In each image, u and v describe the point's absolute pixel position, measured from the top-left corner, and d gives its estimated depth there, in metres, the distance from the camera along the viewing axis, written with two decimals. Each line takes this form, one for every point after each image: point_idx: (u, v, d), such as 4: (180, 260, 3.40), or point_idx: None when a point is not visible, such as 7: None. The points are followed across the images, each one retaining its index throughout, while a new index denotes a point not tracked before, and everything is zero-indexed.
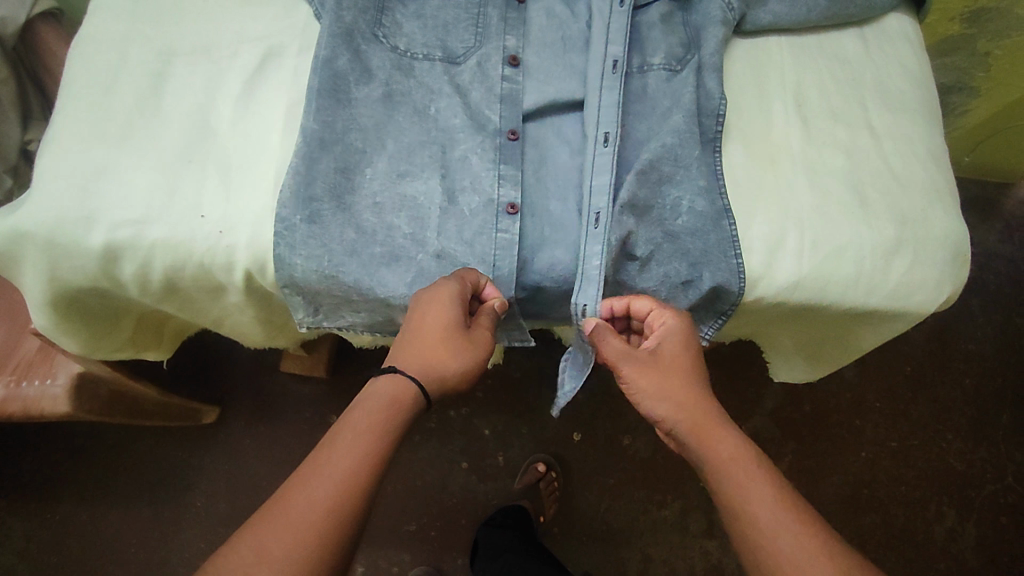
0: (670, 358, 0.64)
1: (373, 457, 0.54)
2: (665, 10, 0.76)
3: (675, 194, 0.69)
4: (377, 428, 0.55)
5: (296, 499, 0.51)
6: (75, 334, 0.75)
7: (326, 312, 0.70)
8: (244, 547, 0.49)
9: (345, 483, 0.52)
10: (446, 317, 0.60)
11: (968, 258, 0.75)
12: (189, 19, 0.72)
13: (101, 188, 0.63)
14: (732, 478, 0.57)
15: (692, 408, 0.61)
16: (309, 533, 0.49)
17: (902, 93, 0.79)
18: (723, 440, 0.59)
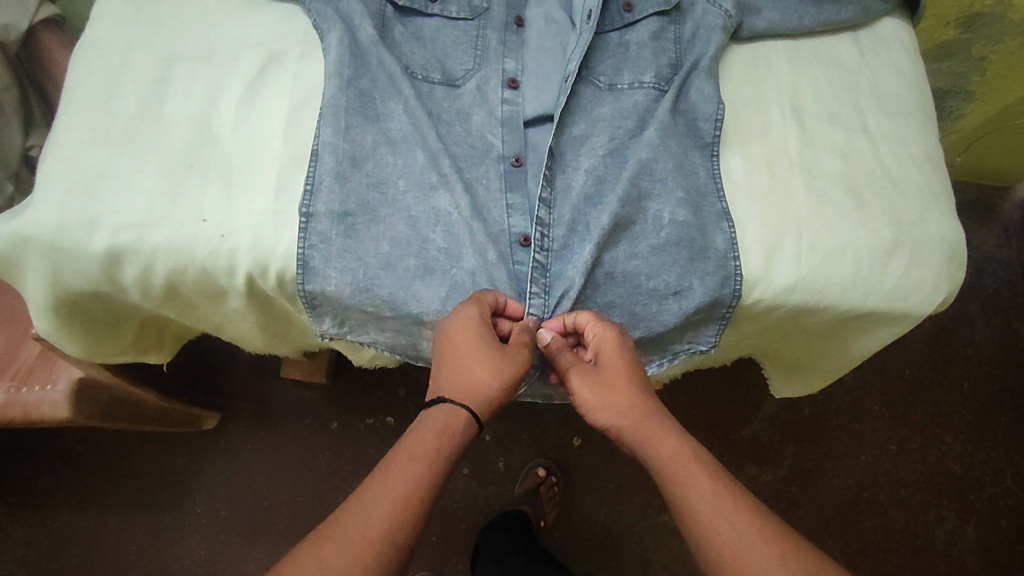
0: (605, 367, 0.63)
1: (428, 482, 0.55)
2: (656, 27, 0.75)
3: (655, 208, 0.69)
4: (433, 456, 0.56)
5: (355, 518, 0.52)
6: (78, 338, 0.75)
7: (352, 324, 0.69)
8: (303, 560, 0.50)
9: (401, 508, 0.53)
10: (475, 341, 0.61)
11: (963, 259, 0.75)
12: (189, 25, 0.72)
13: (102, 193, 0.64)
14: (672, 476, 0.57)
15: (633, 412, 0.61)
16: (367, 555, 0.50)
17: (897, 96, 0.80)
18: (662, 441, 0.59)
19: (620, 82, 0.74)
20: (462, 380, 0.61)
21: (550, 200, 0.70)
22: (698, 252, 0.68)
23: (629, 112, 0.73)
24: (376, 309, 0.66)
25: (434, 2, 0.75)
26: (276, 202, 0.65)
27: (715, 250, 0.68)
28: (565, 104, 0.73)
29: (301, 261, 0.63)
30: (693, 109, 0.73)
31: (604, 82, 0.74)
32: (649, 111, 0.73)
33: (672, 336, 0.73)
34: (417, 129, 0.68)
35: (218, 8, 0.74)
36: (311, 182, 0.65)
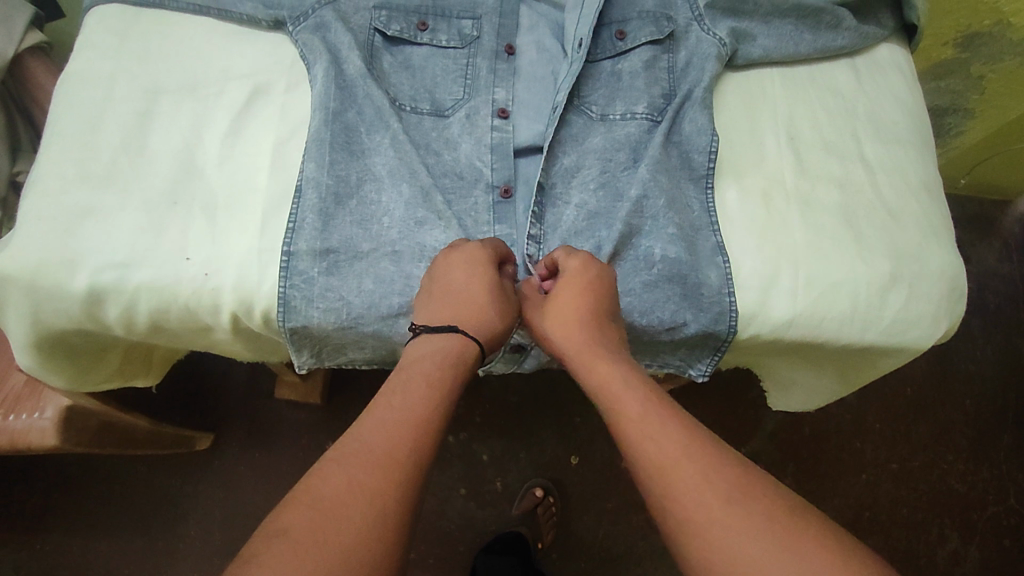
0: (561, 292, 0.61)
1: (442, 401, 0.53)
2: (650, 56, 0.74)
3: (647, 243, 0.68)
4: (443, 378, 0.54)
5: (378, 434, 0.49)
6: (62, 373, 0.73)
7: (330, 353, 0.69)
8: (332, 475, 0.46)
9: (421, 424, 0.50)
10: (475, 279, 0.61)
11: (964, 291, 0.74)
12: (175, 56, 0.71)
13: (84, 231, 0.62)
14: (608, 398, 0.54)
15: (575, 336, 0.58)
16: (396, 460, 0.47)
17: (896, 123, 0.78)
18: (600, 363, 0.56)
19: (612, 112, 0.73)
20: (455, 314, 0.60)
21: (540, 236, 0.70)
22: (690, 289, 0.67)
23: (621, 142, 0.72)
24: (359, 341, 0.65)
25: (424, 31, 0.73)
26: (261, 238, 0.64)
27: (708, 286, 0.67)
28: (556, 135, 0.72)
29: (281, 300, 0.62)
30: (687, 140, 0.72)
31: (595, 112, 0.73)
32: (642, 142, 0.72)
33: (667, 352, 0.71)
34: (403, 164, 0.67)
35: (203, 37, 0.72)
36: (293, 219, 0.64)
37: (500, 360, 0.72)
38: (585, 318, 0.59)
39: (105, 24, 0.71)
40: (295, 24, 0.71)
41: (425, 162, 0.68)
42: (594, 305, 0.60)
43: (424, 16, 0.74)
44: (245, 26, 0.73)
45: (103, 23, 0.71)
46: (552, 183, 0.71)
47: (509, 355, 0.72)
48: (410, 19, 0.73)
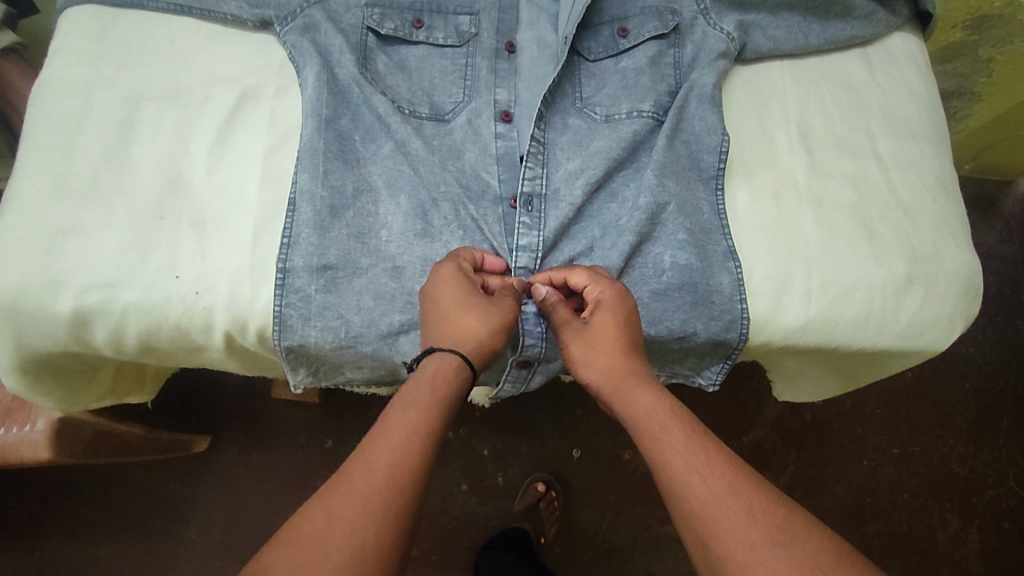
0: (597, 325, 0.58)
1: (428, 430, 0.51)
2: (654, 52, 0.71)
3: (656, 251, 0.65)
4: (429, 405, 0.52)
5: (360, 467, 0.48)
6: (49, 393, 0.70)
7: (327, 371, 0.66)
8: (314, 513, 0.45)
9: (405, 456, 0.49)
10: (469, 288, 0.58)
11: (980, 291, 0.71)
12: (154, 58, 0.67)
13: (67, 249, 0.59)
14: (653, 431, 0.54)
15: (615, 367, 0.58)
16: (375, 500, 0.46)
17: (909, 117, 0.75)
18: (639, 397, 0.56)
19: (616, 113, 0.70)
20: (446, 329, 0.57)
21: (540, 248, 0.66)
22: (702, 296, 0.64)
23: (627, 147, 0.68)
24: (357, 360, 0.63)
25: (419, 28, 0.70)
26: (253, 253, 0.61)
27: (721, 293, 0.65)
28: (557, 140, 0.69)
29: (277, 319, 0.59)
30: (697, 139, 0.69)
31: (599, 113, 0.70)
32: (645, 144, 0.69)
33: (672, 362, 0.69)
34: (403, 176, 0.64)
35: (185, 39, 0.68)
36: (288, 234, 0.60)
37: (508, 382, 0.68)
38: (626, 353, 0.58)
39: (78, 25, 0.67)
40: (283, 23, 0.67)
41: (425, 172, 0.65)
42: (633, 339, 0.59)
43: (420, 13, 0.70)
44: (230, 26, 0.69)
45: (76, 24, 0.66)
46: (554, 186, 0.67)
47: (516, 373, 0.68)
48: (405, 16, 0.70)
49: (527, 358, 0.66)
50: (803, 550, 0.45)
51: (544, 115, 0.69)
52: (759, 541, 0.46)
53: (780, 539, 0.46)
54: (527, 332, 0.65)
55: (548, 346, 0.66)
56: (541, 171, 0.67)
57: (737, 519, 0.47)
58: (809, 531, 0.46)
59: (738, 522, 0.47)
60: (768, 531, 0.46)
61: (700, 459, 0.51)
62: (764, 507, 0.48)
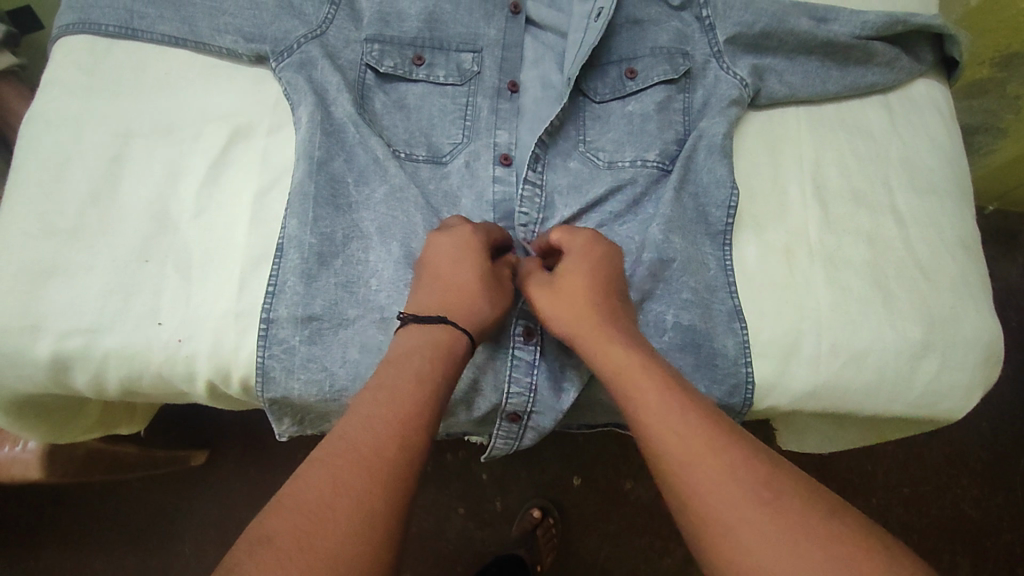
0: (568, 271, 0.57)
1: (434, 394, 0.49)
2: (663, 97, 0.68)
3: (656, 309, 0.62)
4: (433, 368, 0.50)
5: (364, 431, 0.46)
6: (34, 429, 0.68)
7: (313, 420, 0.64)
8: (317, 479, 0.43)
9: (410, 420, 0.47)
10: (487, 271, 0.58)
11: (1000, 357, 0.68)
12: (147, 92, 0.65)
13: (48, 291, 0.57)
14: (632, 392, 0.50)
15: (586, 315, 0.55)
16: (381, 465, 0.44)
17: (930, 170, 0.72)
18: (612, 348, 0.53)
19: (620, 160, 0.67)
20: (447, 302, 0.55)
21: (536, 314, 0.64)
22: (704, 358, 0.61)
23: (629, 198, 0.66)
24: (342, 413, 0.60)
25: (420, 66, 0.68)
26: (238, 301, 0.59)
27: (725, 355, 0.62)
28: (557, 185, 0.67)
29: (260, 370, 0.57)
30: (704, 191, 0.66)
31: (602, 159, 0.68)
32: (648, 194, 0.66)
33: None
34: (397, 223, 0.62)
35: (179, 73, 0.66)
36: (273, 282, 0.58)
37: (500, 437, 0.64)
38: (598, 294, 0.56)
39: (72, 57, 0.65)
40: (278, 59, 0.65)
41: (417, 220, 0.62)
42: (607, 289, 0.56)
43: (420, 50, 0.68)
44: (225, 59, 0.67)
45: (69, 55, 0.65)
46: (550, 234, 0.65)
47: (506, 427, 0.64)
48: (405, 53, 0.67)
49: (516, 411, 0.63)
50: (793, 512, 0.41)
51: (542, 157, 0.67)
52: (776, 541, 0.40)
53: (766, 498, 0.42)
54: (515, 380, 0.62)
55: (537, 400, 0.62)
56: (537, 217, 0.66)
57: (718, 475, 0.44)
58: (800, 491, 0.43)
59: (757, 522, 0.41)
60: (754, 488, 0.43)
61: (680, 411, 0.47)
62: (749, 465, 0.44)
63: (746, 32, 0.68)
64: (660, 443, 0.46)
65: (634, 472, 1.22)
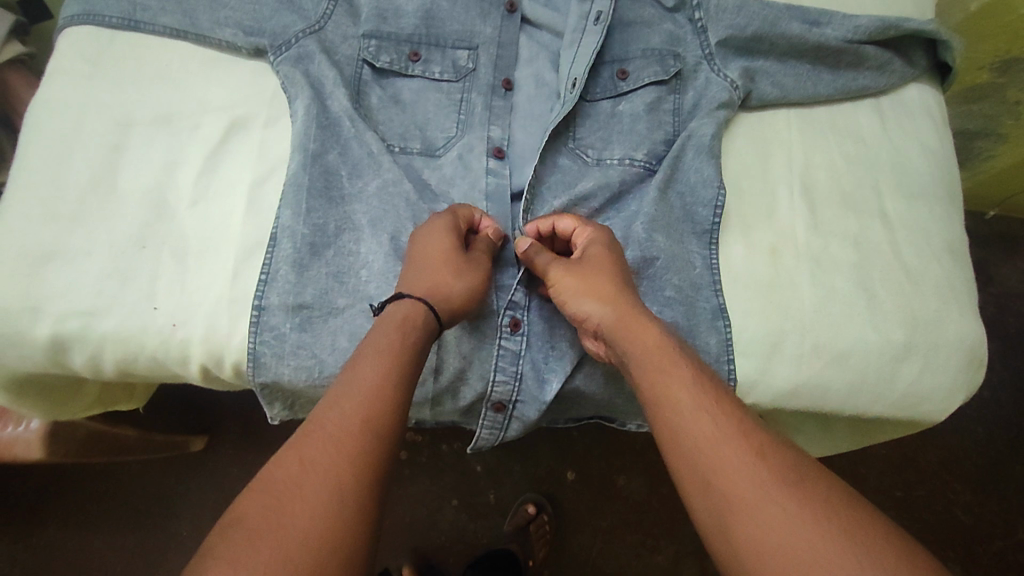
0: (593, 258, 0.59)
1: (399, 375, 0.51)
2: (653, 97, 0.69)
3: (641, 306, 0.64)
4: (401, 347, 0.52)
5: (332, 413, 0.48)
6: (35, 407, 0.70)
7: (304, 406, 0.65)
8: (289, 459, 0.45)
9: (376, 400, 0.49)
10: (454, 245, 0.58)
11: (982, 361, 0.68)
12: (147, 83, 0.67)
13: (48, 274, 0.59)
14: (657, 376, 0.52)
15: (614, 299, 0.57)
16: (348, 443, 0.46)
17: (919, 174, 0.73)
18: (643, 332, 0.55)
19: (608, 157, 0.69)
20: (455, 300, 0.57)
21: (522, 307, 0.65)
22: None
23: (613, 194, 0.67)
24: None
25: (416, 61, 0.69)
26: (232, 288, 0.60)
27: (708, 352, 0.63)
28: (548, 182, 0.68)
29: (251, 355, 0.59)
30: (692, 191, 0.67)
31: (591, 157, 0.69)
32: (633, 192, 0.68)
33: None
34: (389, 215, 0.63)
35: (180, 64, 0.68)
36: (266, 271, 0.60)
37: (486, 426, 0.66)
38: (619, 283, 0.58)
39: (76, 47, 0.67)
40: (277, 53, 0.66)
41: (408, 213, 0.64)
42: (626, 277, 0.59)
43: (417, 45, 0.69)
44: (225, 51, 0.69)
45: (73, 45, 0.67)
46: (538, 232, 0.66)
47: (491, 416, 0.65)
48: (401, 48, 0.69)
49: (500, 401, 0.64)
50: (822, 496, 0.44)
51: (540, 156, 0.67)
52: (803, 521, 0.42)
53: (789, 479, 0.44)
54: (500, 371, 0.63)
55: (522, 391, 0.63)
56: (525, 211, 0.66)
57: (743, 459, 0.46)
58: (817, 475, 0.46)
59: (785, 507, 0.43)
60: (775, 471, 0.45)
61: (690, 405, 0.50)
62: (766, 450, 0.46)
63: (738, 35, 0.69)
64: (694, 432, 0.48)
65: (625, 467, 1.23)
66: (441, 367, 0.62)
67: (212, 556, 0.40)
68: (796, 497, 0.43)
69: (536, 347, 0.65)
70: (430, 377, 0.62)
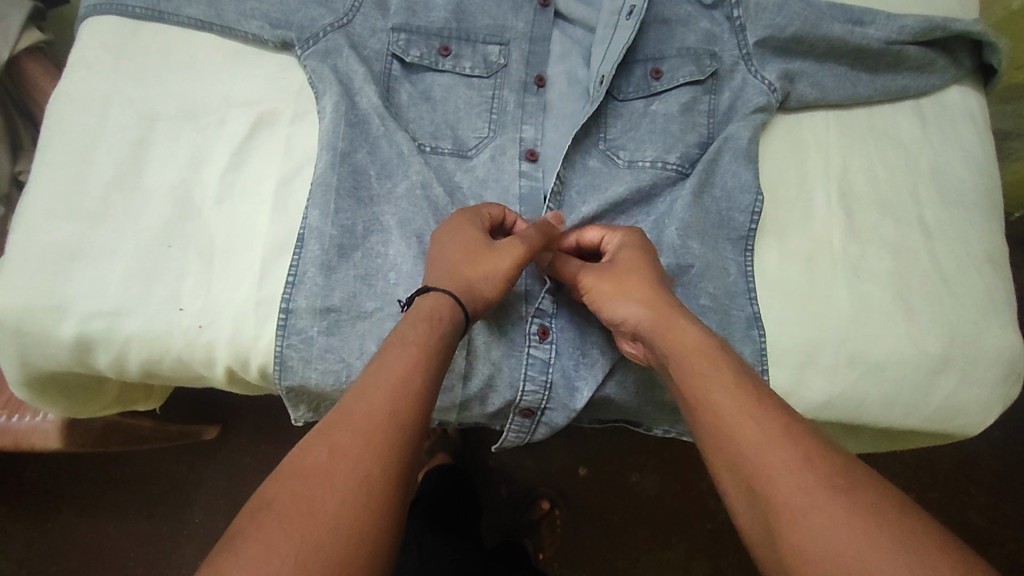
0: (624, 261, 0.58)
1: (428, 363, 0.49)
2: (688, 97, 0.67)
3: None
4: (428, 337, 0.51)
5: (361, 401, 0.46)
6: (55, 403, 0.69)
7: (329, 409, 0.64)
8: (317, 446, 0.44)
9: (404, 389, 0.47)
10: (480, 239, 0.57)
11: (1021, 375, 0.67)
12: (172, 76, 0.65)
13: (73, 273, 0.58)
14: (690, 372, 0.51)
15: (652, 301, 0.55)
16: (377, 433, 0.44)
17: (960, 181, 0.71)
18: (682, 331, 0.53)
19: (640, 159, 0.66)
20: (484, 292, 0.56)
21: (550, 312, 0.64)
22: None
23: (642, 197, 0.65)
24: None
25: (446, 56, 0.67)
26: (259, 289, 0.59)
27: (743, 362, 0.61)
28: (575, 185, 0.66)
29: (278, 358, 0.58)
30: (728, 196, 0.66)
31: (622, 159, 0.67)
32: (665, 197, 0.66)
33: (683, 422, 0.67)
34: (419, 217, 0.62)
35: (206, 57, 0.66)
36: (294, 272, 0.59)
37: (512, 431, 0.65)
38: (656, 287, 0.57)
39: (99, 38, 0.65)
40: (304, 46, 0.65)
41: (439, 215, 0.62)
42: (660, 277, 0.58)
43: (447, 40, 0.67)
44: (251, 44, 0.67)
45: (97, 35, 0.65)
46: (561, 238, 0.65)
47: (519, 421, 0.64)
48: (432, 43, 0.67)
49: (529, 407, 0.63)
50: (866, 496, 0.41)
51: (564, 159, 0.66)
52: (846, 522, 0.40)
53: (832, 483, 0.42)
54: (530, 377, 0.61)
55: (552, 398, 0.62)
56: (553, 214, 0.65)
57: (784, 464, 0.44)
58: (863, 476, 0.43)
59: (829, 509, 0.41)
60: (821, 474, 0.43)
61: (728, 405, 0.48)
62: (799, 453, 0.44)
63: (777, 36, 0.66)
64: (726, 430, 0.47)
65: (639, 464, 1.21)
66: (470, 374, 0.61)
67: (242, 542, 0.39)
68: (839, 497, 0.41)
69: (565, 354, 0.63)
70: (459, 381, 0.61)
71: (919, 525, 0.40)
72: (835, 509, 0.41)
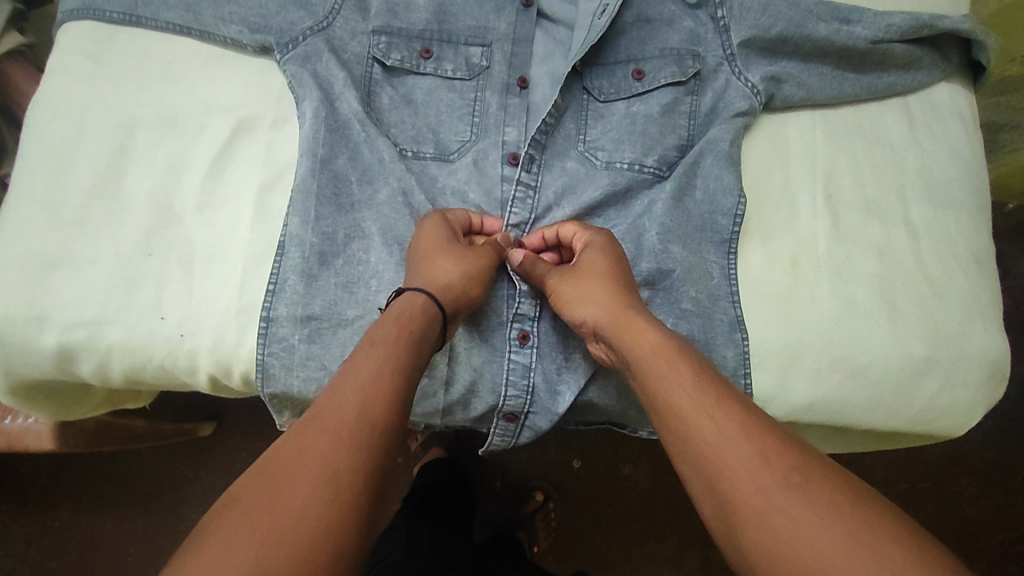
0: (589, 263, 0.59)
1: (398, 363, 0.49)
2: (670, 98, 0.67)
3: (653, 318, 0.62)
4: (398, 336, 0.51)
5: (331, 401, 0.46)
6: (44, 407, 0.69)
7: None
8: (286, 443, 0.43)
9: (374, 388, 0.47)
10: (445, 237, 0.59)
11: (1006, 375, 0.67)
12: (151, 82, 0.65)
13: (54, 282, 0.58)
14: (658, 375, 0.51)
15: (613, 304, 0.56)
16: (346, 429, 0.44)
17: (947, 181, 0.70)
18: (642, 333, 0.53)
19: (618, 160, 0.66)
20: (457, 288, 0.57)
21: (532, 316, 0.64)
22: None
23: (618, 199, 0.66)
24: None
25: (427, 59, 0.66)
26: (240, 297, 0.59)
27: (725, 365, 0.61)
28: (552, 185, 0.66)
29: (260, 366, 0.58)
30: (712, 199, 0.65)
31: (600, 159, 0.66)
32: (643, 199, 0.66)
33: None
34: (401, 224, 0.62)
35: (185, 61, 0.66)
36: (274, 280, 0.59)
37: (497, 435, 0.65)
38: (618, 288, 0.57)
39: (76, 43, 0.64)
40: (283, 51, 0.64)
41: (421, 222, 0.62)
42: (625, 278, 0.58)
43: (428, 42, 0.66)
44: (230, 48, 0.67)
45: (74, 41, 0.65)
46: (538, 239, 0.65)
47: (503, 426, 0.64)
48: (413, 46, 0.66)
49: (512, 411, 0.63)
50: (823, 493, 0.41)
51: (539, 158, 0.66)
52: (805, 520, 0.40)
53: (795, 482, 0.42)
54: (511, 382, 0.61)
55: (535, 402, 0.62)
56: (528, 217, 0.65)
57: (747, 463, 0.43)
58: (824, 471, 0.43)
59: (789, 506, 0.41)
60: (783, 472, 0.42)
61: (705, 403, 0.48)
62: (780, 449, 0.44)
63: (762, 36, 0.66)
64: (693, 428, 0.47)
65: (631, 456, 1.21)
66: (452, 380, 0.61)
67: (209, 535, 0.38)
68: (799, 493, 0.41)
69: (548, 357, 0.64)
70: (440, 388, 0.61)
71: (877, 522, 0.39)
72: (795, 505, 0.41)
